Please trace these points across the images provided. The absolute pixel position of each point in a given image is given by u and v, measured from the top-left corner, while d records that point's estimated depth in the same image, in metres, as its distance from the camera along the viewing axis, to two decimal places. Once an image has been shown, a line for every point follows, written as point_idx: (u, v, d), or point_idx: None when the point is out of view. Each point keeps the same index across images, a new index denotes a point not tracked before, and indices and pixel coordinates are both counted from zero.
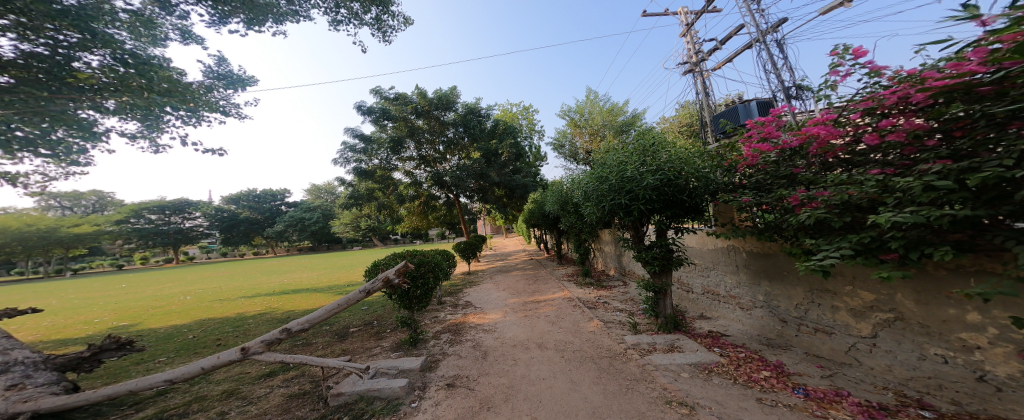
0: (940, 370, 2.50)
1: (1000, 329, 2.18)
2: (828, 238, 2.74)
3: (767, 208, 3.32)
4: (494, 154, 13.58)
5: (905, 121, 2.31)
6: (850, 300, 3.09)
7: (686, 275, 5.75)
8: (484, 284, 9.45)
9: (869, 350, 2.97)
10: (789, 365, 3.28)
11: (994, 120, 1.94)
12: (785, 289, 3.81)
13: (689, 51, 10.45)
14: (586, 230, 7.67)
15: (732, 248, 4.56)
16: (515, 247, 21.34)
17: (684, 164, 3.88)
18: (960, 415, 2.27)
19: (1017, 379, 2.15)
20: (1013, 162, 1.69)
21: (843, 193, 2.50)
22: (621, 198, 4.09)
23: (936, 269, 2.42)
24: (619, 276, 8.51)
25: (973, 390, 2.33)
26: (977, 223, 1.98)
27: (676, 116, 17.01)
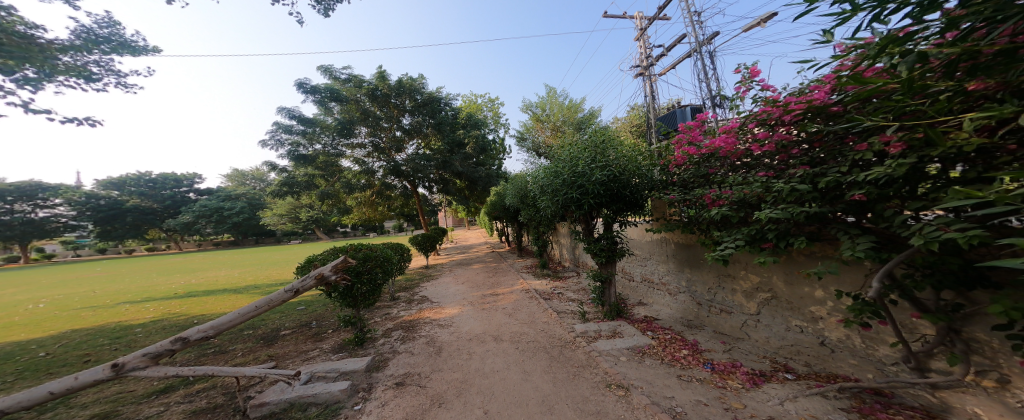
0: (798, 338, 3.03)
1: (835, 303, 2.69)
2: (729, 230, 3.13)
3: (689, 204, 3.69)
4: (455, 145, 13.10)
5: (782, 131, 2.70)
6: (743, 282, 3.59)
7: (627, 264, 6.18)
8: (442, 277, 9.21)
9: (755, 325, 3.49)
10: (701, 343, 3.71)
11: (839, 135, 2.34)
12: (700, 275, 4.29)
13: (640, 54, 11.14)
14: (542, 223, 7.82)
15: (663, 240, 4.99)
16: (475, 240, 21.14)
17: (627, 162, 4.16)
18: (809, 374, 2.78)
19: (843, 341, 2.69)
20: (845, 169, 2.06)
21: (740, 192, 2.87)
22: (573, 192, 4.27)
23: (799, 256, 2.90)
24: (573, 267, 8.85)
25: (817, 352, 2.87)
26: (822, 218, 2.40)
27: (628, 116, 18.07)
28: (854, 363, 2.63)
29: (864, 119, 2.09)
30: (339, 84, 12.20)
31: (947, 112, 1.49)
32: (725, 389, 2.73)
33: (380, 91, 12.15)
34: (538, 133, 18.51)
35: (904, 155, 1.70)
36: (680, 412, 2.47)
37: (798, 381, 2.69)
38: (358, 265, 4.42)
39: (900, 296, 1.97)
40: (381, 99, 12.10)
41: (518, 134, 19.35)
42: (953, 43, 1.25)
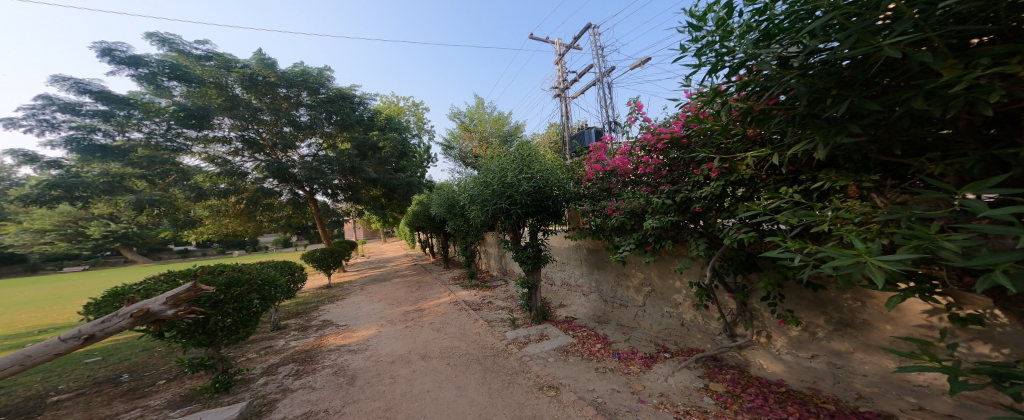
0: (668, 322, 3.72)
1: (690, 291, 3.41)
2: (623, 236, 3.61)
3: (598, 214, 3.92)
4: (366, 149, 11.87)
5: (645, 154, 3.14)
6: (632, 278, 4.23)
7: (547, 269, 6.51)
8: (351, 298, 8.30)
9: (642, 315, 4.13)
10: (609, 336, 4.17)
11: (687, 161, 2.84)
12: (605, 276, 4.87)
13: (559, 77, 12.15)
14: (470, 233, 7.77)
15: (577, 246, 5.48)
16: (393, 253, 19.70)
17: (551, 175, 4.48)
18: (678, 351, 3.42)
19: (693, 320, 3.43)
20: (691, 187, 2.61)
21: (631, 203, 3.19)
22: (501, 203, 4.45)
23: (666, 256, 3.60)
24: (501, 276, 8.98)
25: (679, 331, 3.59)
26: (676, 224, 2.90)
27: (548, 132, 19.40)
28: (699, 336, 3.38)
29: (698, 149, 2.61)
30: (188, 60, 9.62)
31: (740, 151, 2.06)
32: (630, 374, 3.11)
33: (261, 77, 10.19)
34: (465, 143, 18.47)
35: (718, 179, 2.29)
36: (601, 403, 2.70)
37: (671, 358, 3.29)
38: (212, 277, 3.59)
39: (723, 281, 2.65)
40: (262, 89, 10.13)
41: (443, 142, 18.96)
42: (741, 105, 1.71)
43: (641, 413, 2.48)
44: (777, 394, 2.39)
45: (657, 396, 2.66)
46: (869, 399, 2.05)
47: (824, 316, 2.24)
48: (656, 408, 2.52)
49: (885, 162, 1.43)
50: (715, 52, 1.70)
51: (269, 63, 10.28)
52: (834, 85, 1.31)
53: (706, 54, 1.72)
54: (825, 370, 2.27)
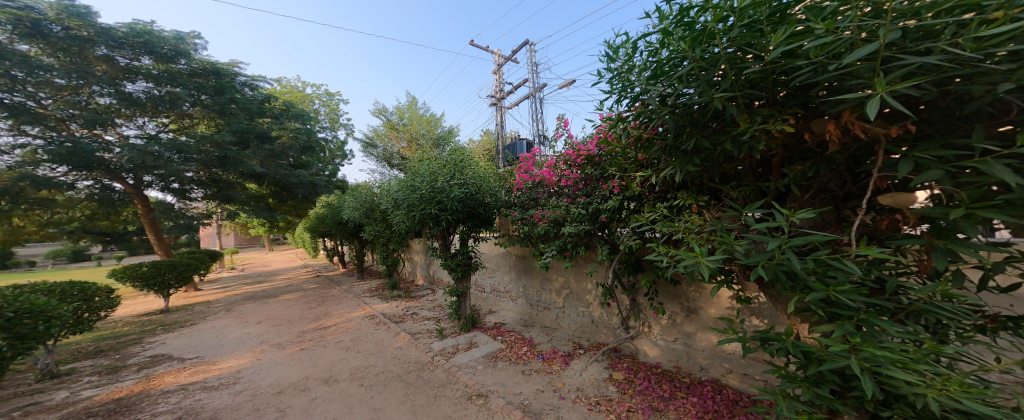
0: (582, 320, 4.10)
1: (599, 291, 3.82)
2: (548, 242, 3.81)
3: (527, 222, 4.09)
4: (248, 139, 8.96)
5: (567, 168, 3.36)
6: (554, 282, 4.53)
7: (476, 276, 6.51)
8: (220, 319, 6.80)
9: (561, 316, 4.44)
10: (535, 338, 4.36)
11: (598, 176, 3.12)
12: (530, 281, 5.09)
13: (496, 86, 12.36)
14: (395, 241, 7.31)
15: (506, 253, 5.61)
16: (298, 262, 17.26)
17: (484, 181, 4.53)
18: (591, 346, 3.78)
19: (600, 318, 3.85)
20: (598, 200, 2.92)
21: (554, 212, 3.44)
22: (432, 209, 4.34)
23: (581, 261, 3.97)
24: (428, 285, 8.65)
25: (590, 328, 3.97)
26: (590, 232, 3.20)
27: (483, 139, 19.53)
28: (604, 331, 3.81)
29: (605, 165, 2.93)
30: None
31: (635, 171, 2.39)
32: (552, 373, 3.32)
33: (58, 28, 6.24)
34: (392, 143, 17.52)
35: (619, 194, 2.65)
36: (527, 405, 2.81)
37: (584, 353, 3.62)
38: None
39: (621, 281, 3.06)
40: (60, 42, 6.12)
41: (365, 139, 17.64)
42: (632, 131, 1.92)
43: (562, 410, 2.66)
44: (658, 374, 2.87)
45: (575, 391, 2.89)
46: (707, 368, 2.71)
47: (679, 305, 2.86)
48: (573, 403, 2.73)
49: (709, 186, 1.93)
50: (612, 81, 1.83)
51: (81, 9, 6.42)
52: (687, 124, 1.62)
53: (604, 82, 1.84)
54: (682, 349, 2.89)
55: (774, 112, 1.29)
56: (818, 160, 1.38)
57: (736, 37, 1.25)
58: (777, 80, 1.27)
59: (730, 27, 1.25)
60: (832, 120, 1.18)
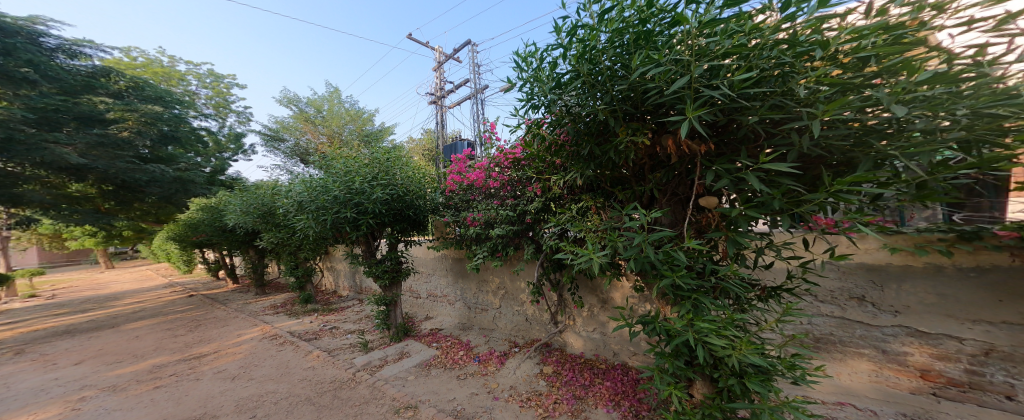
0: (518, 319, 4.17)
1: (530, 289, 3.95)
2: (479, 244, 3.79)
3: (458, 225, 4.04)
4: (61, 120, 6.18)
5: (496, 169, 3.42)
6: (490, 284, 4.54)
7: (409, 282, 6.22)
8: (38, 363, 5.21)
9: (498, 316, 4.47)
10: (473, 341, 4.31)
11: (524, 180, 3.23)
12: (468, 284, 5.01)
13: (436, 83, 11.95)
14: (311, 249, 6.56)
15: (442, 256, 5.43)
16: (182, 278, 14.34)
17: (413, 182, 4.35)
18: (527, 343, 3.89)
19: (534, 316, 3.97)
20: (525, 201, 3.04)
21: (484, 215, 3.44)
22: (351, 211, 4.02)
23: (514, 262, 4.03)
24: (354, 295, 7.95)
25: (525, 326, 4.08)
26: (519, 232, 3.33)
27: (421, 138, 18.66)
28: (538, 328, 3.94)
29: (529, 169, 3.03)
30: None
31: (551, 174, 2.54)
32: (487, 374, 3.32)
33: None
34: (309, 137, 15.69)
35: (543, 196, 2.83)
36: (460, 410, 2.77)
37: (519, 351, 3.70)
38: None
39: (548, 278, 3.24)
40: None
41: (274, 132, 15.45)
42: (545, 137, 2.07)
43: (494, 410, 2.68)
44: (581, 364, 3.09)
45: (508, 389, 2.94)
46: (618, 354, 3.02)
47: (595, 298, 3.16)
48: (506, 402, 2.77)
49: (605, 189, 2.21)
50: (524, 89, 1.88)
51: None
52: (584, 134, 1.83)
53: (517, 91, 1.88)
54: (599, 338, 3.16)
55: (639, 126, 1.61)
56: (667, 168, 1.80)
57: (612, 57, 1.47)
58: (645, 96, 1.52)
59: (607, 48, 1.46)
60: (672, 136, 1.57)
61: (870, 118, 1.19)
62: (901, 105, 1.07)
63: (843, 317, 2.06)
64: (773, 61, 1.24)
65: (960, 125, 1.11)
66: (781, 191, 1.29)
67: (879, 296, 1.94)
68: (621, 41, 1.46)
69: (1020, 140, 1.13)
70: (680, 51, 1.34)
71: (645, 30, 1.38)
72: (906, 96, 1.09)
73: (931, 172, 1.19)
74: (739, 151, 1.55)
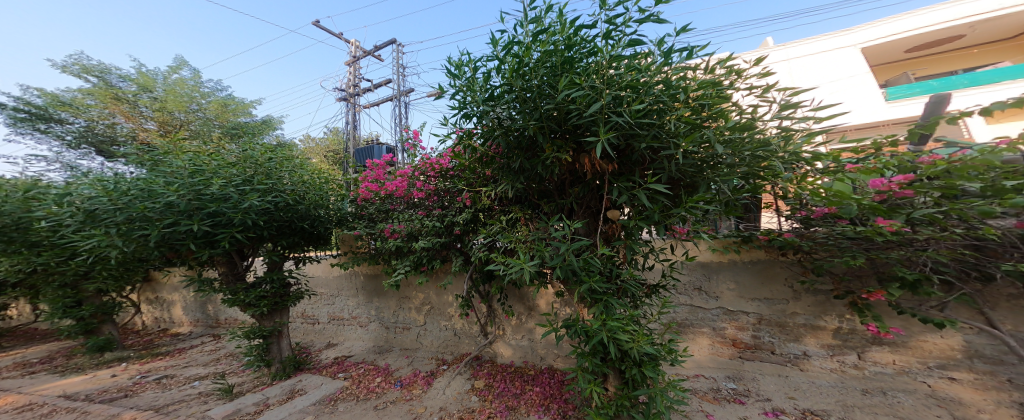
0: (445, 335, 4.01)
1: (459, 302, 3.86)
2: (400, 257, 3.54)
3: (373, 238, 3.71)
4: None
5: (422, 179, 3.28)
6: (415, 300, 4.27)
7: (307, 305, 5.41)
8: None
9: (424, 334, 4.21)
10: (392, 364, 3.96)
11: (450, 192, 3.17)
12: (386, 302, 4.60)
13: (348, 80, 10.86)
14: (113, 277, 4.65)
15: (352, 273, 4.89)
16: None
17: (311, 188, 3.67)
18: (456, 359, 3.75)
19: (463, 329, 3.87)
20: (454, 212, 2.99)
21: (405, 226, 3.24)
22: (203, 224, 2.88)
23: (441, 274, 3.89)
24: (205, 330, 6.26)
25: (453, 341, 3.95)
26: (446, 244, 3.23)
27: (322, 138, 16.40)
28: (466, 341, 3.86)
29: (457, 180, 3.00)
30: None
31: (481, 186, 2.55)
32: (411, 399, 3.09)
33: None
34: None
35: (472, 207, 2.80)
36: None
37: (448, 368, 3.54)
38: None
39: (477, 290, 3.20)
40: None
41: None
42: (476, 149, 2.06)
43: None
44: (511, 373, 3.11)
45: (437, 411, 2.76)
46: (545, 358, 3.15)
47: (522, 305, 3.26)
48: None
49: (532, 202, 2.32)
50: (456, 97, 1.89)
51: None
52: (515, 148, 1.89)
53: (449, 97, 1.88)
54: (527, 345, 3.26)
55: (563, 145, 1.74)
56: (584, 183, 1.98)
57: (543, 78, 1.57)
58: (567, 116, 1.65)
59: (537, 67, 1.56)
60: (586, 154, 1.76)
61: (705, 152, 1.64)
62: (722, 145, 1.54)
63: (691, 304, 2.72)
64: (658, 95, 1.52)
65: (744, 162, 1.71)
66: (660, 206, 1.67)
67: (707, 285, 2.66)
68: (547, 63, 1.57)
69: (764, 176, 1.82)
70: (595, 78, 1.51)
71: (569, 57, 1.52)
72: (726, 138, 1.60)
73: (731, 194, 1.81)
74: (632, 172, 1.83)
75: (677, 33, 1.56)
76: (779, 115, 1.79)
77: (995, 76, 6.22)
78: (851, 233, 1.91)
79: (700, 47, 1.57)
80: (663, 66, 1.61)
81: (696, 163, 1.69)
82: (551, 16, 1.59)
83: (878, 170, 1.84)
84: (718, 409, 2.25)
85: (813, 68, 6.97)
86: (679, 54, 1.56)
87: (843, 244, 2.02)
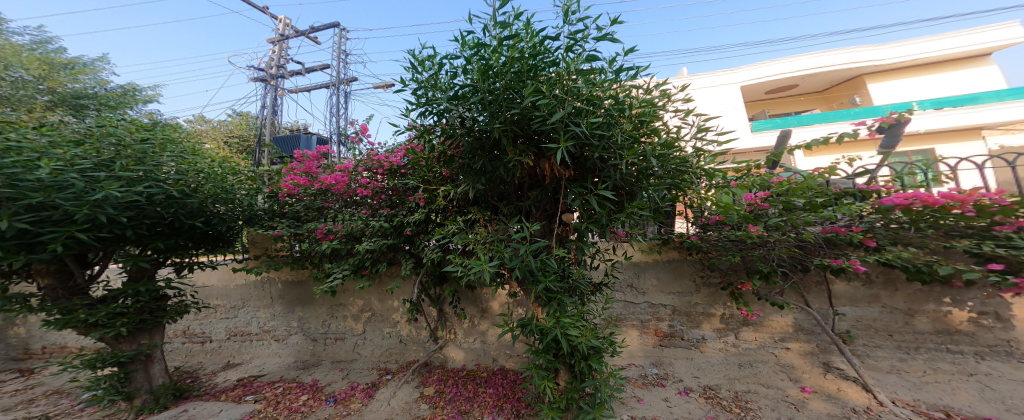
0: (389, 344, 3.74)
1: (407, 308, 3.68)
2: (337, 261, 3.16)
3: (300, 239, 3.21)
4: None
5: (371, 176, 3.05)
6: (351, 307, 3.83)
7: (194, 322, 4.20)
8: None
9: (362, 343, 3.78)
10: (320, 379, 3.47)
11: (402, 193, 3.00)
12: (314, 311, 3.89)
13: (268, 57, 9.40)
14: None
15: (266, 280, 3.98)
16: None
17: (214, 164, 2.71)
18: (400, 368, 3.52)
19: (411, 337, 3.66)
20: (404, 212, 2.81)
21: (347, 226, 2.92)
22: (17, 222, 1.71)
23: (386, 278, 3.60)
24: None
25: (399, 350, 3.70)
26: (394, 246, 3.05)
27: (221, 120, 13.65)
28: (414, 348, 3.64)
29: (409, 179, 2.82)
30: None
31: (439, 185, 2.47)
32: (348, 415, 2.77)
33: None
34: None
35: (425, 207, 2.66)
36: None
37: (394, 378, 3.32)
38: None
39: (427, 294, 3.08)
40: None
41: None
42: (436, 147, 2.02)
43: None
44: (463, 377, 3.04)
45: None
46: (497, 359, 3.17)
47: (474, 308, 3.23)
48: None
49: (490, 203, 2.32)
50: (416, 93, 1.82)
51: None
52: (477, 148, 1.87)
53: (408, 93, 1.80)
54: (479, 348, 3.25)
55: (525, 149, 1.77)
56: (543, 188, 2.06)
57: (508, 82, 1.58)
58: (530, 123, 1.70)
59: (503, 72, 1.58)
60: (546, 160, 1.84)
61: (645, 163, 1.77)
62: (655, 157, 1.74)
63: (625, 299, 2.89)
64: (609, 111, 1.67)
65: (665, 174, 1.90)
66: (608, 210, 1.85)
67: (638, 282, 2.87)
68: (512, 68, 1.59)
69: (684, 187, 1.99)
70: (557, 89, 1.59)
71: (534, 65, 1.57)
72: (663, 152, 1.81)
73: (660, 202, 2.06)
74: (585, 178, 1.93)
75: (628, 54, 1.71)
76: (696, 135, 1.99)
77: (816, 119, 8.15)
78: (736, 236, 2.31)
79: (643, 69, 1.73)
80: (614, 82, 1.74)
81: (636, 174, 1.85)
82: (516, 22, 1.62)
83: (754, 186, 2.23)
84: (646, 394, 2.42)
85: (711, 100, 9.19)
86: (629, 72, 1.71)
87: (753, 248, 2.36)
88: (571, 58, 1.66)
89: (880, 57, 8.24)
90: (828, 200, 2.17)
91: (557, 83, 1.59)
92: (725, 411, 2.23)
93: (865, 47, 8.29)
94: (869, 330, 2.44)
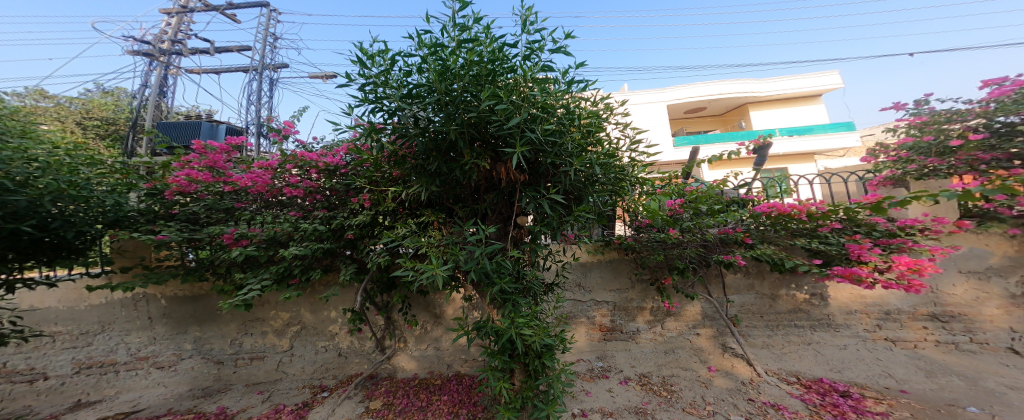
0: (325, 357, 3.15)
1: (347, 317, 3.13)
2: (252, 271, 2.59)
3: (198, 245, 2.56)
4: None
5: (303, 175, 2.66)
6: (273, 321, 3.10)
7: (13, 359, 2.76)
8: None
9: (290, 360, 3.11)
10: (231, 407, 2.75)
11: (342, 195, 2.71)
12: (219, 329, 3.07)
13: None
14: None
15: (143, 296, 2.97)
16: None
17: (58, 153, 2.02)
18: (339, 383, 3.02)
19: (351, 347, 3.16)
20: (345, 214, 2.50)
21: (270, 230, 2.46)
22: None
23: (319, 287, 3.08)
24: None
25: (338, 363, 3.15)
26: (332, 251, 2.74)
27: None
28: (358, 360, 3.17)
29: (351, 179, 2.55)
30: None
31: (387, 186, 2.26)
32: None
33: None
34: None
35: (371, 209, 2.44)
36: None
37: (333, 395, 2.82)
38: None
39: (373, 302, 2.88)
40: None
41: None
42: (386, 147, 1.91)
43: None
44: (415, 386, 2.92)
45: None
46: (452, 365, 3.11)
47: (427, 313, 3.13)
48: None
49: (445, 206, 2.25)
50: (366, 88, 1.72)
51: None
52: (432, 149, 1.81)
53: (357, 87, 1.68)
54: (432, 354, 3.14)
55: (481, 152, 1.77)
56: (498, 191, 2.08)
57: (465, 83, 1.57)
58: (487, 126, 1.69)
59: (461, 75, 1.57)
60: (501, 164, 1.86)
61: (594, 170, 1.90)
62: (598, 165, 1.89)
63: (574, 298, 3.05)
64: (562, 120, 1.76)
65: (609, 181, 2.10)
66: (558, 215, 1.93)
67: (585, 281, 3.05)
68: (470, 71, 1.59)
69: (624, 193, 2.21)
70: (514, 96, 1.61)
71: (492, 69, 1.58)
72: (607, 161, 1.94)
73: (603, 206, 2.24)
74: (539, 182, 1.96)
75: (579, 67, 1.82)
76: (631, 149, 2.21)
77: (713, 139, 9.76)
78: (656, 238, 2.62)
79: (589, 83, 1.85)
80: (566, 92, 1.84)
81: (584, 180, 1.97)
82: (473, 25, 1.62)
83: (674, 194, 2.55)
84: (593, 386, 2.58)
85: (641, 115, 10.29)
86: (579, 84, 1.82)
87: (682, 248, 2.62)
88: (528, 66, 1.72)
89: (757, 90, 9.86)
90: (722, 206, 2.55)
91: (511, 90, 1.63)
92: (656, 395, 2.45)
93: (744, 81, 9.88)
94: (750, 314, 2.96)
